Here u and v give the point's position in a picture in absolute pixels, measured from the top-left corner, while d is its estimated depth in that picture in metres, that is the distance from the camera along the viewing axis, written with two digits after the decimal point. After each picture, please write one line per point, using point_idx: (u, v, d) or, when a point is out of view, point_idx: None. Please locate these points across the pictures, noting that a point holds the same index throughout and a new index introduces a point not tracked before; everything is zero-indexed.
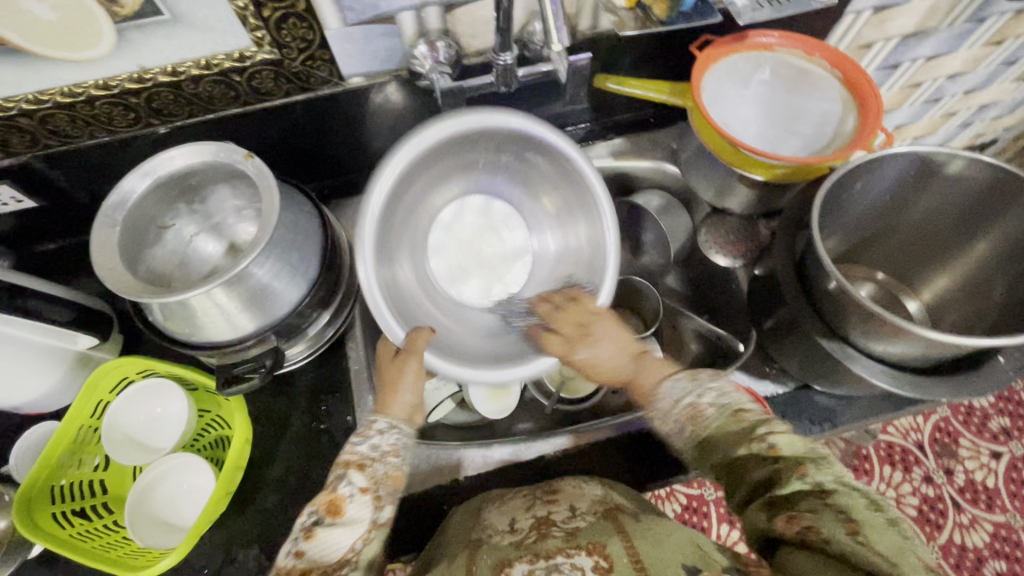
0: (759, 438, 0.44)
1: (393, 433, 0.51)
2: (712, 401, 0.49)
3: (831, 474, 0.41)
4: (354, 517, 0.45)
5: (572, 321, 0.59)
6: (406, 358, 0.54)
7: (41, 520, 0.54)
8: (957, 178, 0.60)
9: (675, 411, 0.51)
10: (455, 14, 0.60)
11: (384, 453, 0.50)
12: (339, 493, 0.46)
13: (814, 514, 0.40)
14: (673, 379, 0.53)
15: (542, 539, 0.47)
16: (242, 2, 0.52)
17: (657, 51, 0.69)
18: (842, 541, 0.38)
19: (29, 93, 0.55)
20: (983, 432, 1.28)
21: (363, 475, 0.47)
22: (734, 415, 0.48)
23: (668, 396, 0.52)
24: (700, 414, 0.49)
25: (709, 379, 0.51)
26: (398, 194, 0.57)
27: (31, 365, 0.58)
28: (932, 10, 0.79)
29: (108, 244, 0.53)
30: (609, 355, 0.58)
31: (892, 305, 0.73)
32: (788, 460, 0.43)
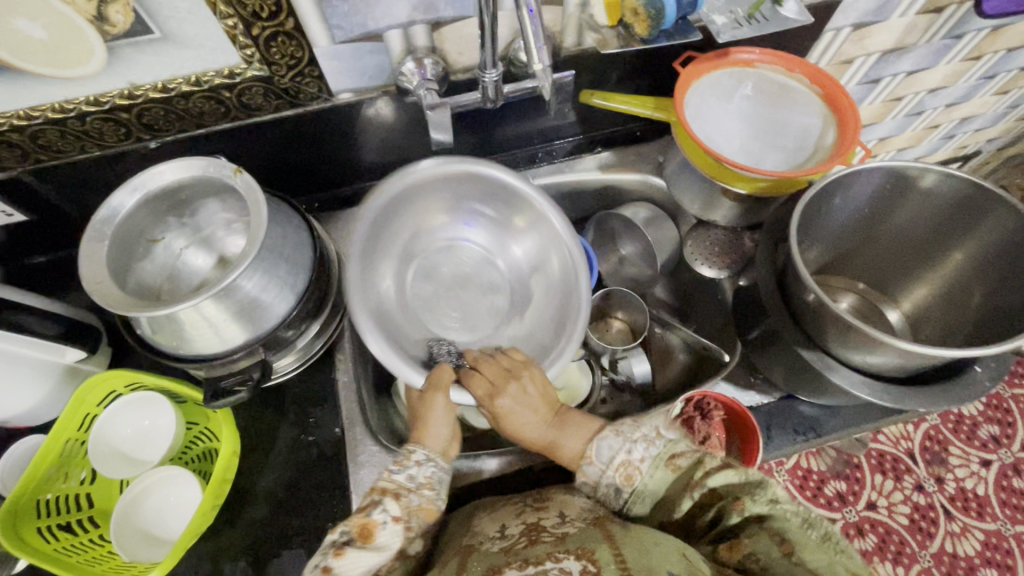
0: (699, 485, 0.48)
1: (430, 465, 0.54)
2: (643, 455, 0.52)
3: (766, 503, 0.45)
4: (384, 543, 0.48)
5: (493, 374, 0.59)
6: (432, 394, 0.57)
7: (27, 534, 0.54)
8: (932, 191, 0.62)
9: (607, 471, 0.53)
10: (442, 32, 0.61)
11: (419, 484, 0.52)
12: (373, 519, 0.48)
13: (752, 539, 0.44)
14: (600, 439, 0.55)
15: (533, 543, 0.47)
16: (232, 21, 0.53)
17: (641, 67, 0.71)
18: (776, 561, 0.43)
19: (20, 109, 0.55)
20: (972, 441, 1.28)
21: (398, 504, 0.50)
22: (669, 463, 0.51)
23: (602, 455, 0.54)
24: (632, 470, 0.52)
25: (634, 429, 0.54)
26: (378, 226, 0.64)
27: (19, 378, 0.58)
28: (910, 27, 0.81)
29: (96, 258, 0.54)
30: (519, 404, 0.57)
31: (875, 316, 0.74)
32: (726, 495, 0.47)
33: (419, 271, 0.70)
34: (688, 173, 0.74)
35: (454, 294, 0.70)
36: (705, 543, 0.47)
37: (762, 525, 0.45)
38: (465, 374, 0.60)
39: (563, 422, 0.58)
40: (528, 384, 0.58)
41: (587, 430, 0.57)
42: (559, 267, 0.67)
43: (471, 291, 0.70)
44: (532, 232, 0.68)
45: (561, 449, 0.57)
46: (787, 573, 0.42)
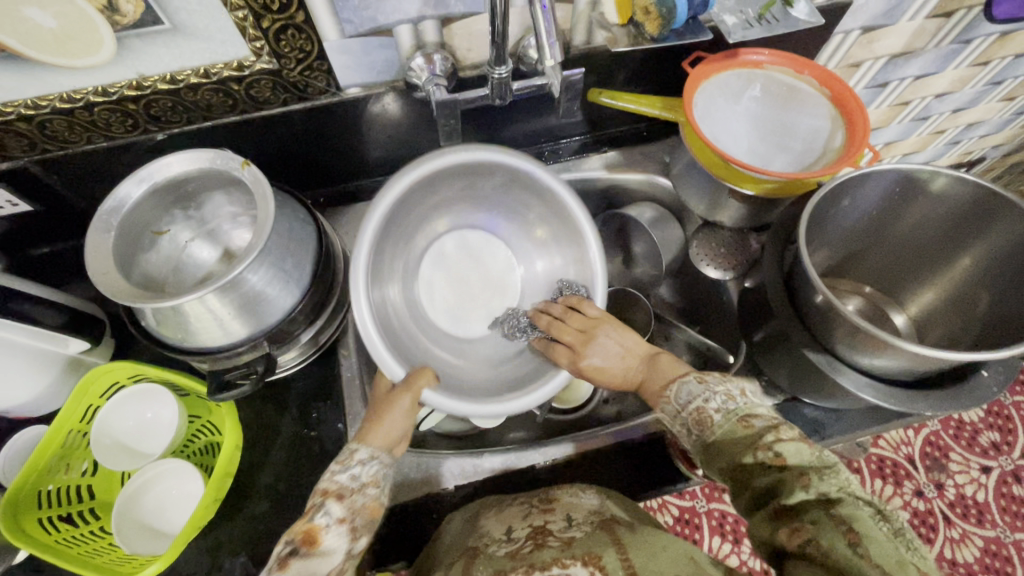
0: (765, 447, 0.44)
1: (373, 464, 0.51)
2: (721, 405, 0.49)
3: (835, 485, 0.41)
4: (331, 548, 0.44)
5: (581, 323, 0.62)
6: (397, 395, 0.55)
7: (27, 525, 0.54)
8: (942, 194, 0.62)
9: (682, 413, 0.51)
10: (451, 27, 0.61)
11: (363, 484, 0.50)
12: (317, 523, 0.45)
13: (816, 525, 0.39)
14: (682, 381, 0.53)
15: (539, 549, 0.47)
16: (242, 13, 0.53)
17: (650, 67, 0.71)
18: (841, 553, 0.37)
19: (28, 98, 0.55)
20: (973, 447, 1.28)
21: (341, 505, 0.47)
22: (740, 421, 0.47)
23: (680, 398, 0.52)
24: (706, 418, 0.49)
25: (719, 378, 0.52)
26: (399, 212, 0.63)
27: (22, 367, 0.58)
28: (919, 31, 0.81)
29: (102, 250, 0.54)
30: (610, 355, 0.60)
31: (879, 318, 0.73)
32: (791, 469, 0.42)
33: (429, 265, 0.72)
34: (694, 173, 0.74)
35: (457, 288, 0.73)
36: (772, 523, 0.41)
37: (828, 510, 0.39)
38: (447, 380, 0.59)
39: (651, 360, 0.59)
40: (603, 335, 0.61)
41: (677, 373, 0.55)
42: (575, 285, 0.68)
43: (477, 287, 0.73)
44: (551, 238, 0.69)
45: (658, 373, 0.56)
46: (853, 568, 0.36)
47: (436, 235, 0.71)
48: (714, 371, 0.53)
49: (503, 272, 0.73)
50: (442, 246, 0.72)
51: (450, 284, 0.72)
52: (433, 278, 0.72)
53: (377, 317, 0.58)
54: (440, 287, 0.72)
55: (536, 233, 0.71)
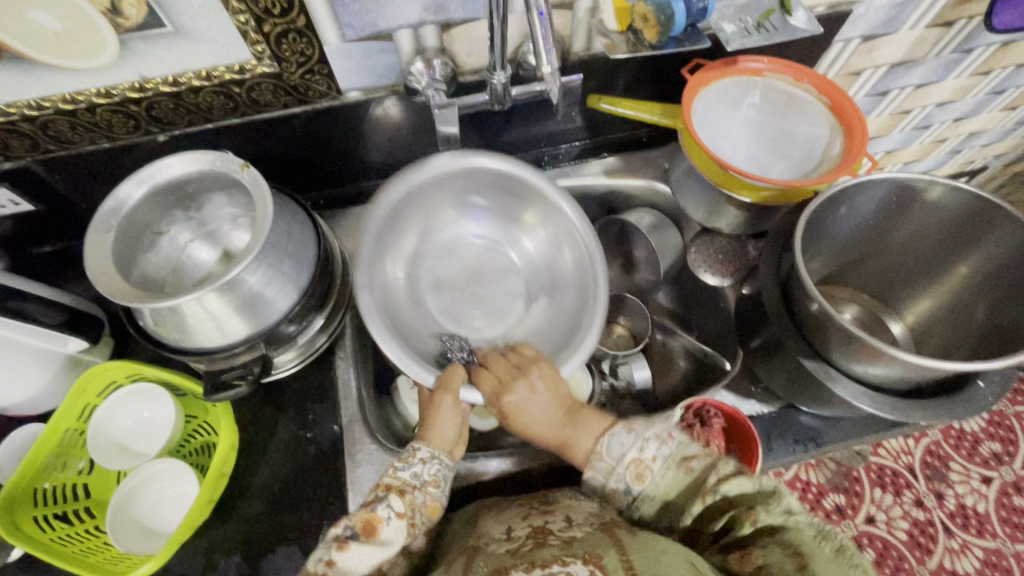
0: (711, 492, 0.47)
1: (434, 464, 0.54)
2: (657, 453, 0.51)
3: (780, 514, 0.44)
4: (388, 539, 0.47)
5: (503, 372, 0.60)
6: (439, 396, 0.57)
7: (22, 522, 0.54)
8: (939, 202, 0.62)
9: (617, 468, 0.52)
10: (452, 33, 0.62)
11: (425, 482, 0.52)
12: (376, 514, 0.48)
13: (765, 550, 0.43)
14: (612, 433, 0.54)
15: (539, 547, 0.47)
16: (244, 17, 0.53)
17: (650, 74, 0.71)
18: (786, 575, 0.40)
19: (32, 99, 0.56)
20: (973, 457, 1.28)
21: (402, 500, 0.49)
22: (681, 464, 0.50)
23: (611, 454, 0.53)
24: (643, 470, 0.51)
25: (647, 427, 0.53)
26: (393, 217, 0.64)
27: (21, 365, 0.58)
28: (920, 40, 0.81)
29: (102, 249, 0.54)
30: (533, 400, 0.57)
31: (877, 327, 0.73)
32: (741, 504, 0.46)
33: (432, 271, 0.70)
34: (692, 180, 0.74)
35: (471, 292, 0.70)
36: (716, 551, 0.46)
37: (777, 537, 0.43)
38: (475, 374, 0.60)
39: (575, 423, 0.57)
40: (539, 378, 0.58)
41: (602, 426, 0.56)
42: (576, 270, 0.67)
43: (484, 289, 0.70)
44: (546, 229, 0.69)
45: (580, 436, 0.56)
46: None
47: (429, 246, 0.70)
48: (637, 419, 0.55)
49: (505, 273, 0.71)
50: (443, 251, 0.71)
51: (454, 289, 0.70)
52: (436, 285, 0.69)
53: (382, 307, 0.60)
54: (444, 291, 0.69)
55: (530, 227, 0.70)
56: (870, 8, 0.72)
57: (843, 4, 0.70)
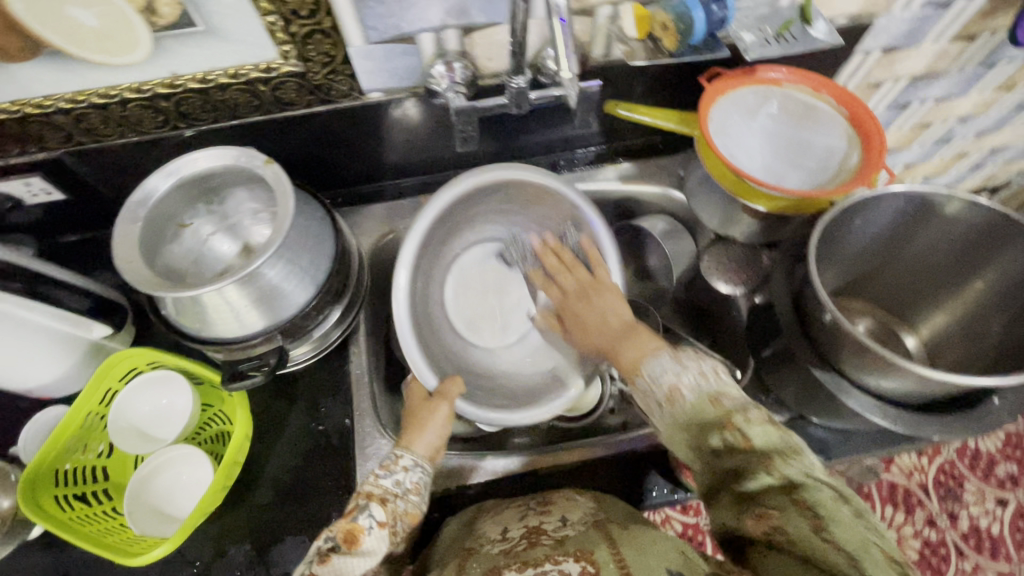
0: (733, 427, 0.43)
1: (417, 472, 0.54)
2: (692, 383, 0.47)
3: (803, 473, 0.40)
4: (372, 548, 0.48)
5: (571, 285, 0.64)
6: (436, 402, 0.58)
7: (43, 501, 0.56)
8: (956, 218, 0.61)
9: (654, 390, 0.49)
10: (473, 36, 0.63)
11: (407, 490, 0.53)
12: (358, 524, 0.48)
13: (780, 512, 0.39)
14: (656, 358, 0.51)
15: (532, 547, 0.48)
16: (272, 18, 0.55)
17: (667, 81, 0.72)
18: (804, 537, 0.37)
19: (67, 93, 0.58)
20: (989, 478, 1.25)
21: (384, 509, 0.50)
22: (710, 398, 0.46)
23: (652, 375, 0.50)
24: (676, 398, 0.47)
25: (694, 360, 0.49)
26: (446, 217, 0.65)
27: (48, 349, 0.60)
28: (942, 53, 0.81)
29: (129, 238, 0.56)
30: (603, 315, 0.60)
31: (891, 341, 0.72)
32: (759, 450, 0.42)
33: (461, 275, 0.72)
34: (708, 187, 0.74)
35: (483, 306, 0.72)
36: (729, 508, 0.42)
37: (793, 496, 0.39)
38: (550, 281, 0.66)
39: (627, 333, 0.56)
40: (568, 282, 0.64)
41: (645, 346, 0.53)
42: None
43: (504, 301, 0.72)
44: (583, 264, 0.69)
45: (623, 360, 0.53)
46: (818, 554, 0.37)
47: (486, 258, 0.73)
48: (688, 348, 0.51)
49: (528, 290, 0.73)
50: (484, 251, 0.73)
51: (478, 291, 0.73)
52: (460, 284, 0.72)
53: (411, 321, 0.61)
54: (467, 296, 0.72)
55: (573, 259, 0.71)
56: (891, 20, 0.72)
57: (865, 16, 0.70)
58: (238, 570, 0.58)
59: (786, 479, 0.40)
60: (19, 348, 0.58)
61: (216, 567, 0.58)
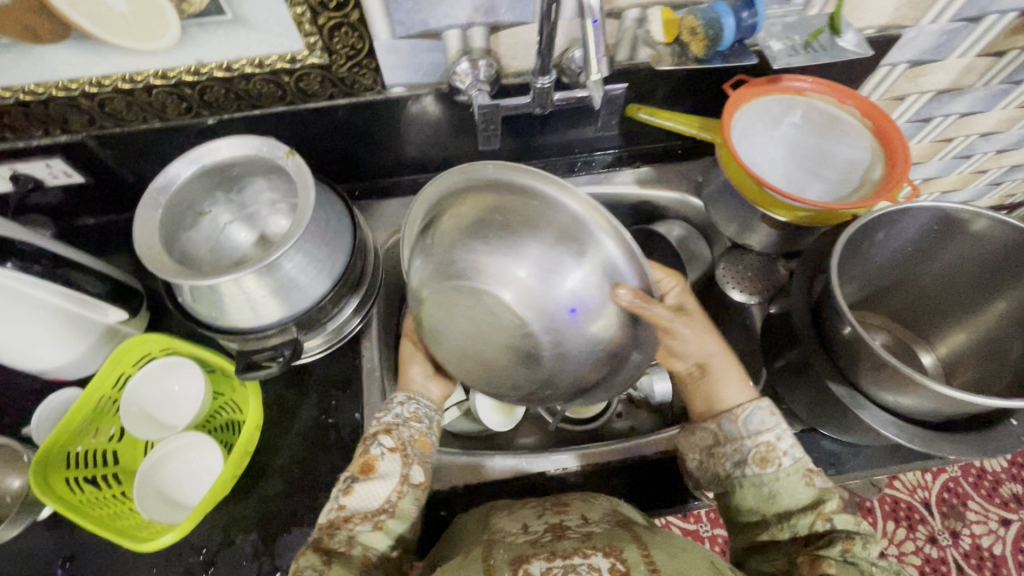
0: (825, 516, 0.48)
1: (412, 403, 0.58)
2: (788, 449, 0.51)
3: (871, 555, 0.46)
4: (388, 472, 0.52)
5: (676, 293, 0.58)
6: (406, 338, 0.64)
7: (55, 482, 0.56)
8: (982, 236, 0.61)
9: (748, 442, 0.52)
10: (499, 35, 0.62)
11: (407, 418, 0.56)
12: (371, 454, 0.52)
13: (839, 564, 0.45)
14: (755, 407, 0.53)
15: (559, 539, 0.48)
16: (301, 9, 0.55)
17: (690, 87, 0.71)
18: None
19: (93, 77, 0.58)
20: (993, 498, 1.24)
21: (391, 437, 0.54)
22: (806, 476, 0.50)
23: (751, 424, 0.53)
24: (771, 455, 0.51)
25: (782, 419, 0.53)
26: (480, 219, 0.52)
27: (63, 331, 0.60)
28: (968, 68, 0.80)
29: (150, 224, 0.56)
30: (690, 344, 0.55)
31: (907, 357, 0.71)
32: (838, 531, 0.47)
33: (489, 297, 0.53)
34: (727, 194, 0.74)
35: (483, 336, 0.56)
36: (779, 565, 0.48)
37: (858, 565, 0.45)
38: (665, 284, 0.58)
39: (726, 364, 0.56)
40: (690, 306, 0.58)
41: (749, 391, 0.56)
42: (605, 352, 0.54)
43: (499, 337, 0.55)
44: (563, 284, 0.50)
45: (719, 394, 0.55)
46: None
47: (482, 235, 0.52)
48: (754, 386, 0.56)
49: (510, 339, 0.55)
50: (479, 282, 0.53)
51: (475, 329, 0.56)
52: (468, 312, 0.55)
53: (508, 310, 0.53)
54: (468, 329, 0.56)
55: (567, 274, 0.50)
56: (920, 33, 0.71)
57: (893, 27, 0.69)
58: (244, 560, 0.58)
59: (854, 554, 0.46)
60: (34, 329, 0.58)
61: (222, 556, 0.58)
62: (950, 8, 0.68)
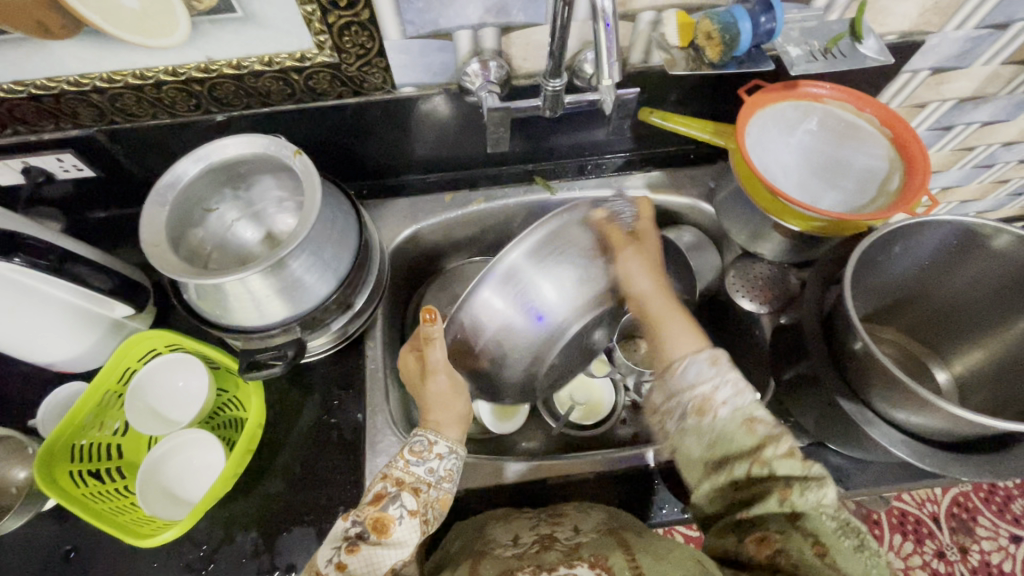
0: (762, 464, 0.46)
1: (451, 459, 0.54)
2: (727, 398, 0.50)
3: (816, 502, 0.44)
4: (401, 539, 0.48)
5: (619, 242, 0.61)
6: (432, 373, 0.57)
7: (58, 476, 0.57)
8: (1003, 252, 0.59)
9: (685, 393, 0.52)
10: (510, 36, 0.62)
11: (439, 478, 0.53)
12: (388, 513, 0.49)
13: (782, 535, 0.44)
14: (692, 362, 0.53)
15: (545, 551, 0.50)
16: (311, 7, 0.54)
17: (704, 91, 0.70)
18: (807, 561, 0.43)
19: (103, 72, 0.58)
20: (1004, 514, 1.22)
21: (415, 498, 0.50)
22: (746, 425, 0.48)
23: (685, 380, 0.52)
24: (709, 407, 0.50)
25: (729, 370, 0.51)
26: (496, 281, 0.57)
27: (69, 325, 0.61)
28: (993, 76, 0.78)
29: (156, 222, 0.56)
30: (638, 280, 0.61)
31: (919, 373, 0.69)
32: (779, 478, 0.46)
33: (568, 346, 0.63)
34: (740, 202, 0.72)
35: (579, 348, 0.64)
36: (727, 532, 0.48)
37: (804, 514, 0.44)
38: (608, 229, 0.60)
39: (670, 321, 0.58)
40: (648, 247, 0.62)
41: (696, 346, 0.55)
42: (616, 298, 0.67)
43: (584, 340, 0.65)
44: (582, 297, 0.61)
45: (668, 345, 0.56)
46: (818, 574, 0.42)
47: (580, 273, 0.59)
48: (723, 354, 0.53)
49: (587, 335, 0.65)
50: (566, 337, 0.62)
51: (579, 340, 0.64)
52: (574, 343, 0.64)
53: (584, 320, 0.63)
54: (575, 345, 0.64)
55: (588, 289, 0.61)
56: (944, 40, 0.69)
57: (917, 34, 0.67)
58: (244, 558, 0.58)
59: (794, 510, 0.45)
60: (40, 321, 0.58)
61: (222, 552, 0.58)
62: (976, 14, 0.66)
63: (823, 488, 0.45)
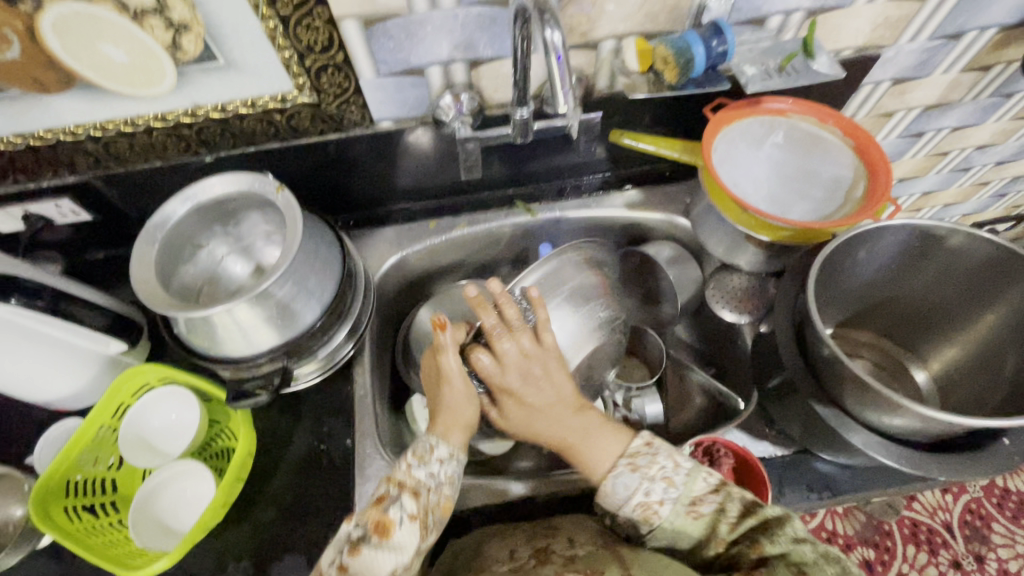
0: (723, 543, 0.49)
1: (451, 464, 0.55)
2: (663, 495, 0.51)
3: (789, 541, 0.46)
4: (401, 543, 0.49)
5: (511, 314, 0.56)
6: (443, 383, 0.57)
7: (53, 511, 0.58)
8: (960, 252, 0.61)
9: (625, 507, 0.52)
10: (480, 70, 0.65)
11: (440, 483, 0.53)
12: (389, 515, 0.49)
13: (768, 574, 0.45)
14: (617, 474, 0.53)
15: (541, 565, 0.51)
16: (288, 53, 0.58)
17: (671, 113, 0.73)
18: None
19: (96, 122, 0.62)
20: (1018, 520, 1.19)
21: (415, 501, 0.51)
22: (689, 509, 0.50)
23: (619, 492, 0.52)
24: (651, 512, 0.51)
25: (651, 466, 0.52)
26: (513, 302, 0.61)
27: (66, 364, 0.63)
28: (954, 84, 0.80)
29: (146, 259, 0.59)
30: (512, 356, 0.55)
31: (898, 376, 0.70)
32: (743, 539, 0.48)
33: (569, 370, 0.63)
34: (714, 217, 0.73)
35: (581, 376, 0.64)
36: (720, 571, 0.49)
37: (783, 559, 0.45)
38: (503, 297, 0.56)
39: (586, 430, 0.56)
40: (546, 346, 0.57)
41: (617, 453, 0.55)
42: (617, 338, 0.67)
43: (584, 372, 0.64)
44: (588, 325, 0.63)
45: (590, 458, 0.55)
46: None
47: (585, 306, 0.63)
48: (637, 453, 0.54)
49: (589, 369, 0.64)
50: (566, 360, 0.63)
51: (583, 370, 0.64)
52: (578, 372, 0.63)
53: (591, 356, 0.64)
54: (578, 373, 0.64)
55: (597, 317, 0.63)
56: (899, 52, 0.72)
57: (871, 48, 0.70)
58: None
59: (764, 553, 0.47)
60: (38, 362, 0.61)
61: None
62: (927, 27, 0.69)
63: (790, 523, 0.46)
